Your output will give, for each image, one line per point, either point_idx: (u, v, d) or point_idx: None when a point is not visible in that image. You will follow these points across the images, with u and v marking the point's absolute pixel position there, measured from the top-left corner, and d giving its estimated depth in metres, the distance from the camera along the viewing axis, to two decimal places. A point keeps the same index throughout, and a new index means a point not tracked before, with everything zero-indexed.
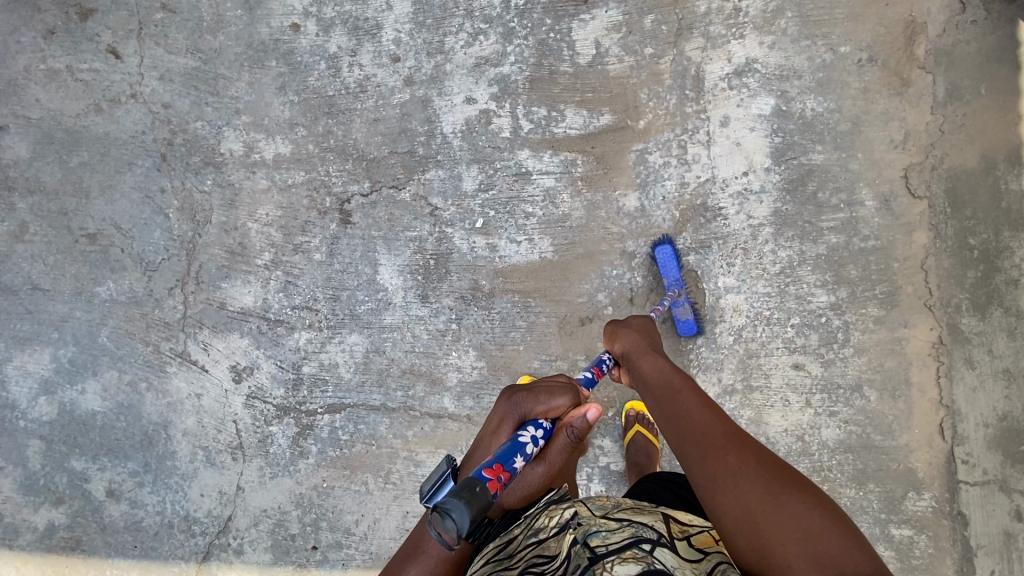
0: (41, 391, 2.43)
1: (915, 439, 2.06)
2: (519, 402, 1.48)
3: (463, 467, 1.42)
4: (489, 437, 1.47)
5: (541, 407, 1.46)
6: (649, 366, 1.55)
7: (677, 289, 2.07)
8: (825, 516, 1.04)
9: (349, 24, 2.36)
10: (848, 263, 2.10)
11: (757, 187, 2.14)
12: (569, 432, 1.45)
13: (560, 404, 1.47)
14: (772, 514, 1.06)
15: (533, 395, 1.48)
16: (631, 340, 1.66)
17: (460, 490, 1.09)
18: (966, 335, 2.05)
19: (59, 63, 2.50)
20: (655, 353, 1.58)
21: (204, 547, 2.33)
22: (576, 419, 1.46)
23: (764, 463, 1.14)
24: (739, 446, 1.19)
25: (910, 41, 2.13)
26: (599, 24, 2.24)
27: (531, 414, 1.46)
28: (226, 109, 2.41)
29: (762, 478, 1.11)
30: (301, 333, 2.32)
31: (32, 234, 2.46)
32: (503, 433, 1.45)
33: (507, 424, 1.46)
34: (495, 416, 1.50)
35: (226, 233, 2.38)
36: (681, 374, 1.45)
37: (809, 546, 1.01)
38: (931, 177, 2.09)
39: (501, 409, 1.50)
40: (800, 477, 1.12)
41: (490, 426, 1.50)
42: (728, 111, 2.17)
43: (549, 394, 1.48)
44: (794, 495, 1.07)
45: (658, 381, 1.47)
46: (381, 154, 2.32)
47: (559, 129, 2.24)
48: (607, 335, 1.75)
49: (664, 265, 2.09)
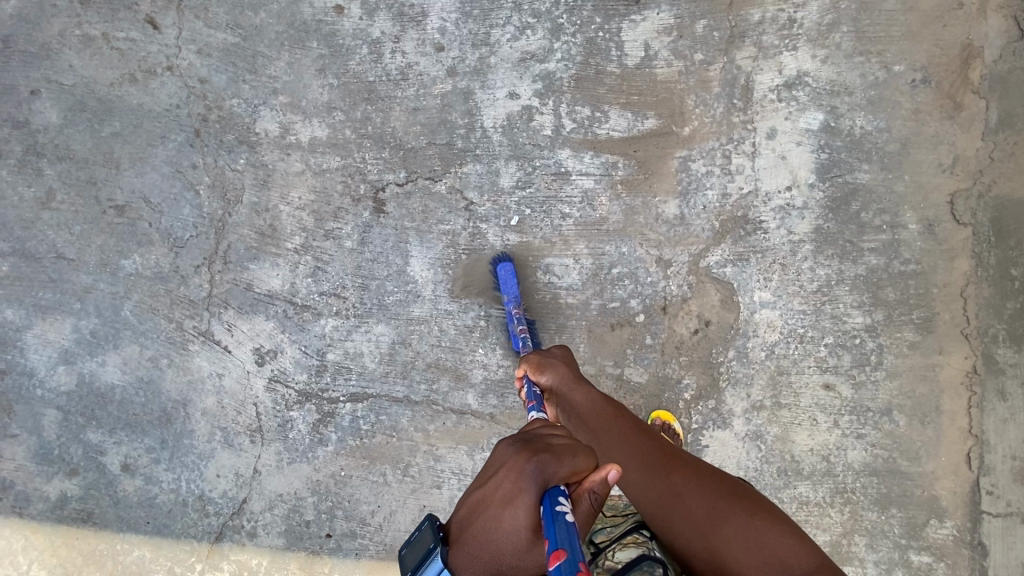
0: (61, 361, 2.41)
1: (942, 467, 2.05)
2: (539, 466, 1.11)
3: (463, 543, 1.09)
4: (499, 506, 1.10)
5: (565, 471, 1.12)
6: (584, 398, 1.51)
7: (516, 306, 2.14)
8: (763, 517, 1.17)
9: (394, 9, 2.32)
10: (886, 285, 2.07)
11: (800, 203, 2.11)
12: (591, 499, 1.12)
13: (584, 465, 1.15)
14: (720, 526, 1.16)
15: (554, 456, 1.13)
16: (558, 370, 1.59)
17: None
18: (1001, 366, 2.03)
19: (95, 29, 2.45)
20: (588, 386, 1.55)
21: (218, 527, 2.32)
22: (597, 483, 1.12)
23: (705, 479, 1.26)
24: (680, 465, 1.29)
25: (966, 64, 2.09)
26: (650, 25, 2.20)
27: (554, 481, 1.10)
28: (263, 88, 2.38)
29: (706, 494, 1.23)
30: (327, 320, 2.30)
31: (59, 202, 2.43)
32: (519, 505, 1.08)
33: (527, 494, 1.08)
34: (505, 480, 1.11)
35: (256, 214, 2.35)
36: (610, 401, 1.49)
37: (759, 551, 1.12)
38: (977, 205, 2.06)
39: (513, 473, 1.11)
40: (736, 486, 1.25)
41: (497, 490, 1.11)
42: (776, 124, 2.14)
43: (572, 453, 1.15)
44: (735, 505, 1.19)
45: (593, 415, 1.46)
46: (419, 144, 2.29)
47: (602, 130, 2.20)
48: (533, 366, 1.61)
49: (505, 281, 2.15)
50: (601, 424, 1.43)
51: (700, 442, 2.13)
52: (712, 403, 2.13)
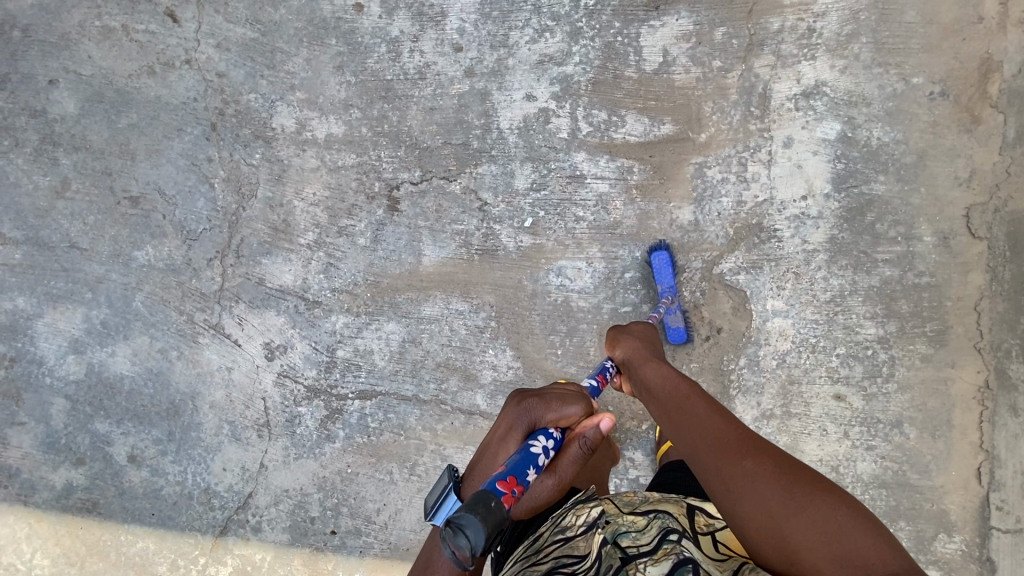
0: (71, 350, 2.41)
1: (951, 481, 2.04)
2: (528, 408, 1.45)
3: (470, 478, 1.39)
4: (497, 443, 1.44)
5: (552, 415, 1.44)
6: (655, 373, 1.61)
7: (670, 297, 2.09)
8: (847, 513, 1.05)
9: (414, 9, 2.32)
10: (900, 297, 2.07)
11: (815, 213, 2.11)
12: (580, 442, 1.41)
13: (571, 411, 1.45)
14: (794, 517, 1.06)
15: (545, 403, 1.46)
16: (630, 344, 1.77)
17: (475, 503, 1.01)
18: (1014, 382, 2.02)
19: (115, 21, 2.47)
20: (657, 361, 1.66)
21: (222, 520, 2.32)
22: (589, 430, 1.41)
23: (780, 464, 1.15)
24: (753, 448, 1.20)
25: (985, 78, 2.09)
26: (668, 31, 2.20)
27: (540, 422, 1.43)
28: (281, 83, 2.38)
29: (780, 480, 1.12)
30: (338, 316, 2.30)
31: (74, 192, 2.44)
32: (511, 440, 1.42)
33: (517, 430, 1.43)
34: (503, 423, 1.48)
35: (270, 209, 2.35)
36: (685, 378, 1.52)
37: (836, 548, 1.01)
38: (992, 219, 2.06)
39: (509, 416, 1.47)
40: (819, 477, 1.13)
41: (498, 432, 1.47)
42: (793, 133, 2.13)
43: (560, 401, 1.46)
44: (813, 496, 1.08)
45: (665, 391, 1.52)
46: (434, 144, 2.29)
47: (618, 135, 2.21)
48: (608, 342, 1.85)
49: (660, 270, 2.10)
50: (674, 399, 1.46)
51: None
52: (722, 410, 2.12)
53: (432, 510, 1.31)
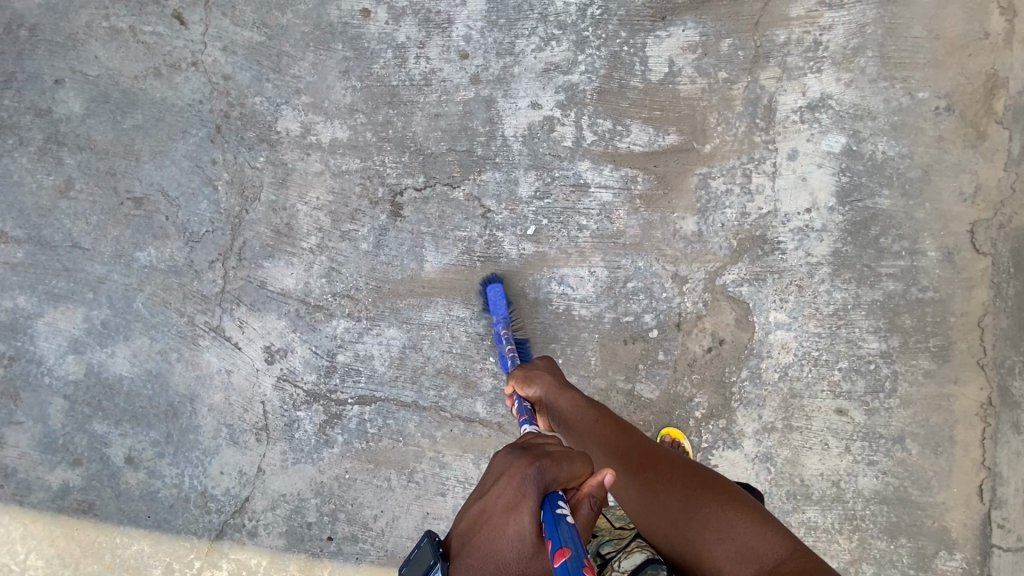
0: (70, 349, 2.41)
1: (953, 498, 2.02)
2: (540, 469, 1.07)
3: (462, 557, 1.02)
4: (499, 515, 1.04)
5: (566, 476, 1.07)
6: (568, 402, 1.54)
7: (505, 328, 2.13)
8: (736, 509, 1.15)
9: (420, 15, 2.33)
10: (904, 312, 2.06)
11: (819, 226, 2.11)
12: (591, 503, 1.08)
13: (583, 469, 1.10)
14: (693, 522, 1.16)
15: (554, 459, 1.09)
16: (544, 380, 1.63)
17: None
18: (1016, 399, 2.01)
19: (122, 22, 2.47)
20: (570, 390, 1.58)
21: (219, 524, 2.31)
22: (594, 487, 1.09)
23: (679, 473, 1.26)
24: (655, 461, 1.30)
25: (990, 94, 2.09)
26: (675, 42, 2.20)
27: (554, 486, 1.06)
28: (287, 87, 2.39)
29: (680, 488, 1.22)
30: (339, 321, 2.29)
31: (78, 191, 2.44)
32: (519, 512, 1.02)
33: (526, 498, 1.03)
34: (506, 486, 1.07)
35: (274, 212, 2.35)
36: (592, 403, 1.51)
37: (731, 543, 1.10)
38: (997, 236, 2.05)
39: (513, 478, 1.07)
40: (712, 481, 1.24)
41: (495, 496, 1.07)
42: (798, 145, 2.13)
43: (570, 457, 1.10)
44: (707, 498, 1.19)
45: (577, 418, 1.49)
46: (439, 150, 2.29)
47: (623, 144, 2.20)
48: (518, 380, 1.68)
49: (494, 303, 2.16)
50: (585, 428, 1.45)
51: (709, 461, 2.11)
52: (723, 422, 2.11)
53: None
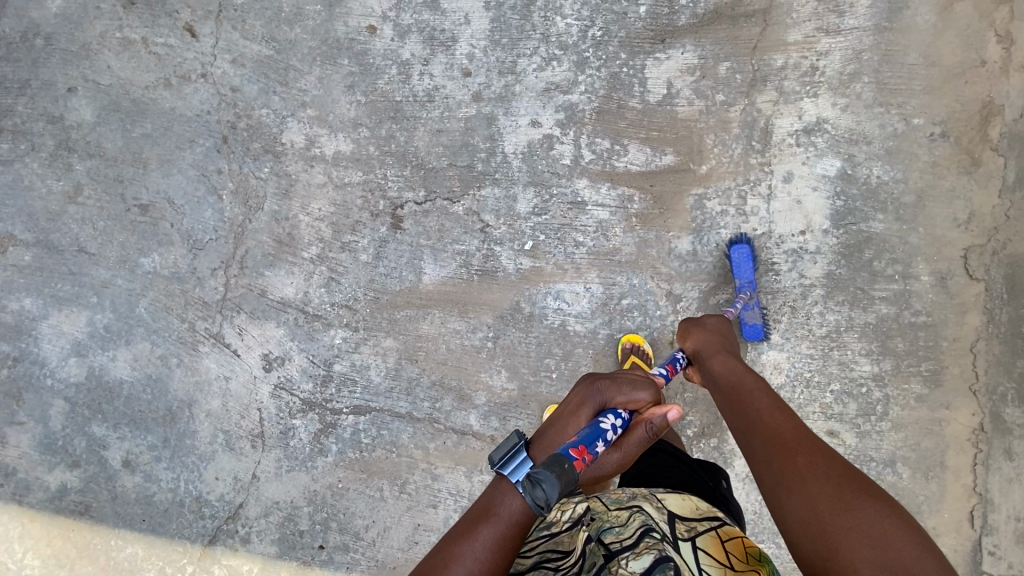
0: (73, 352, 2.45)
1: (944, 523, 2.02)
2: (602, 390, 1.53)
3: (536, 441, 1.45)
4: (566, 416, 1.50)
5: (622, 398, 1.52)
6: (721, 365, 1.61)
7: (749, 292, 2.07)
8: (899, 524, 1.03)
9: (425, 33, 2.38)
10: (896, 335, 2.07)
11: (813, 248, 2.13)
12: (647, 427, 1.50)
13: (644, 399, 1.52)
14: (839, 518, 1.07)
15: (616, 385, 1.54)
16: (700, 337, 1.76)
17: (551, 463, 1.26)
18: (1009, 426, 2.01)
19: (135, 34, 2.54)
20: (726, 353, 1.67)
21: (212, 530, 2.33)
22: (657, 417, 1.50)
23: (834, 467, 1.16)
24: (809, 449, 1.22)
25: (986, 122, 2.12)
26: (673, 64, 2.24)
27: (612, 403, 1.52)
28: (293, 100, 2.44)
29: (833, 482, 1.13)
30: (337, 330, 2.32)
31: (86, 197, 2.49)
32: (581, 415, 1.49)
33: (587, 407, 1.50)
34: (573, 399, 1.54)
35: (276, 222, 2.39)
36: (752, 374, 1.53)
37: (875, 550, 1.00)
38: (991, 261, 2.06)
39: (581, 392, 1.53)
40: (875, 487, 1.11)
41: (566, 406, 1.53)
42: (793, 168, 2.16)
43: (633, 387, 1.53)
44: (865, 502, 1.08)
45: (729, 381, 1.53)
46: (440, 165, 2.33)
47: (621, 163, 2.24)
48: (680, 333, 1.84)
49: (739, 265, 2.09)
50: (741, 396, 1.46)
51: None
52: (714, 441, 2.13)
53: (501, 461, 1.31)
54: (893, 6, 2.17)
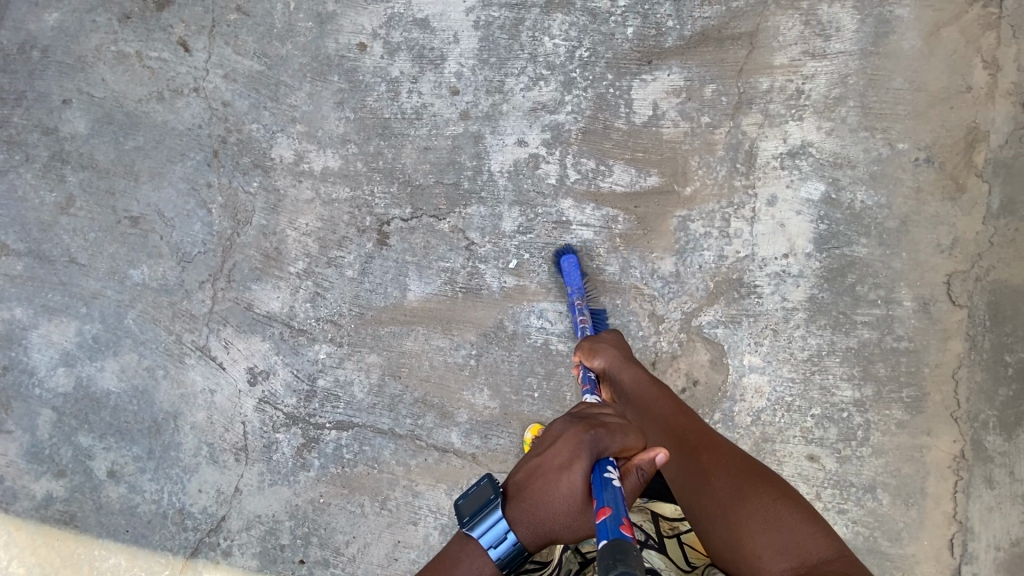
0: (61, 362, 2.47)
1: (923, 551, 2.01)
2: (596, 438, 1.27)
3: (518, 499, 1.22)
4: (555, 472, 1.25)
5: (617, 445, 1.28)
6: (631, 378, 1.66)
7: (579, 299, 2.14)
8: (787, 505, 1.25)
9: (415, 51, 2.39)
10: (878, 360, 2.07)
11: (795, 271, 2.13)
12: (638, 475, 1.26)
13: (634, 443, 1.31)
14: (740, 508, 1.25)
15: (608, 431, 1.30)
16: (608, 354, 1.74)
17: (622, 557, 0.90)
18: (990, 454, 2.00)
19: (130, 47, 2.56)
20: (634, 366, 1.69)
21: (194, 542, 2.34)
22: (645, 461, 1.27)
23: (734, 462, 1.35)
24: (712, 448, 1.39)
25: (971, 147, 2.11)
26: (659, 85, 2.25)
27: (606, 453, 1.26)
28: (283, 115, 2.46)
29: (735, 476, 1.32)
30: (321, 345, 2.34)
31: (78, 208, 2.52)
32: (575, 470, 1.23)
33: (580, 459, 1.24)
34: (562, 450, 1.27)
35: (264, 236, 2.41)
36: (654, 381, 1.64)
37: (773, 533, 1.20)
38: (974, 288, 2.06)
39: (574, 442, 1.27)
40: (763, 472, 1.32)
41: (552, 458, 1.27)
42: (777, 191, 2.16)
43: (624, 431, 1.31)
44: (759, 489, 1.28)
45: (636, 393, 1.62)
46: (427, 182, 2.34)
47: (605, 184, 2.25)
48: (584, 352, 1.78)
49: (568, 274, 2.17)
50: (647, 403, 1.58)
51: None
52: None
53: (471, 520, 1.17)
54: (879, 30, 2.17)
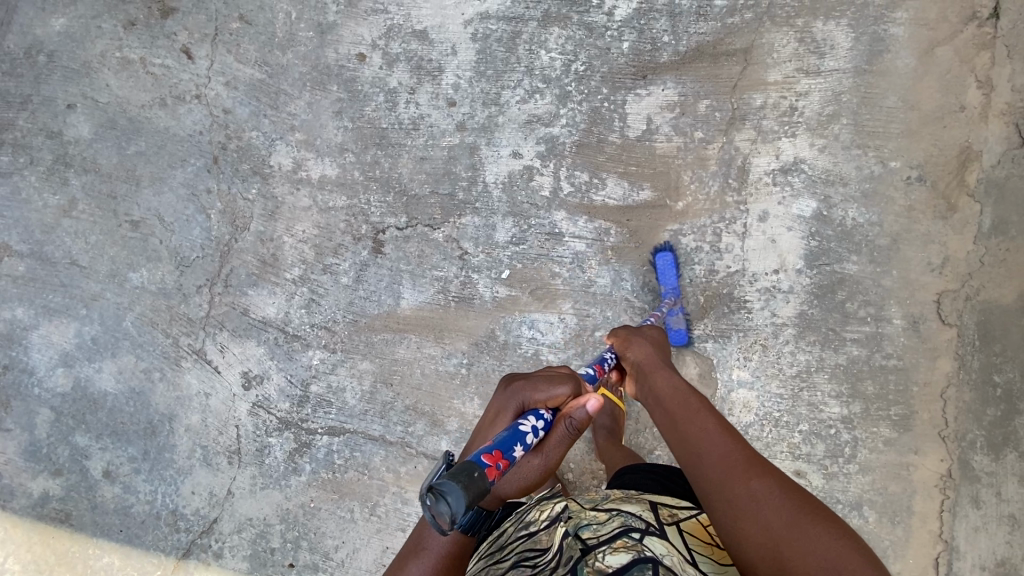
0: (60, 363, 2.50)
1: (908, 569, 2.02)
2: (517, 392, 1.52)
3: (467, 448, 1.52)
4: (489, 422, 1.53)
5: (540, 397, 1.50)
6: (667, 384, 1.60)
7: (673, 299, 2.11)
8: (852, 546, 1.08)
9: (413, 62, 2.42)
10: (866, 378, 2.08)
11: (786, 287, 2.14)
12: (567, 424, 1.47)
13: (563, 394, 1.51)
14: (795, 541, 1.09)
15: (534, 386, 1.53)
16: (643, 350, 1.78)
17: (460, 474, 1.07)
18: (977, 473, 2.01)
19: (134, 54, 2.60)
20: (668, 370, 1.67)
21: (186, 543, 2.37)
22: (575, 412, 1.47)
23: (787, 490, 1.18)
24: (763, 472, 1.22)
25: (963, 166, 2.11)
26: (654, 100, 2.27)
27: (530, 404, 1.50)
28: (282, 123, 2.49)
29: (787, 505, 1.15)
30: (315, 351, 2.37)
31: (80, 211, 2.56)
32: (502, 421, 1.49)
33: (506, 411, 1.51)
34: (495, 406, 1.56)
35: (261, 242, 2.44)
36: (696, 393, 1.52)
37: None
38: (964, 307, 2.06)
39: (502, 398, 1.54)
40: (824, 508, 1.15)
41: (490, 415, 1.56)
42: (769, 207, 2.18)
43: (552, 386, 1.52)
44: (819, 524, 1.11)
45: (674, 402, 1.51)
46: (422, 192, 2.37)
47: (598, 197, 2.27)
48: (621, 341, 1.86)
49: (663, 272, 2.14)
50: (685, 414, 1.45)
51: None
52: None
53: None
54: (874, 49, 2.18)
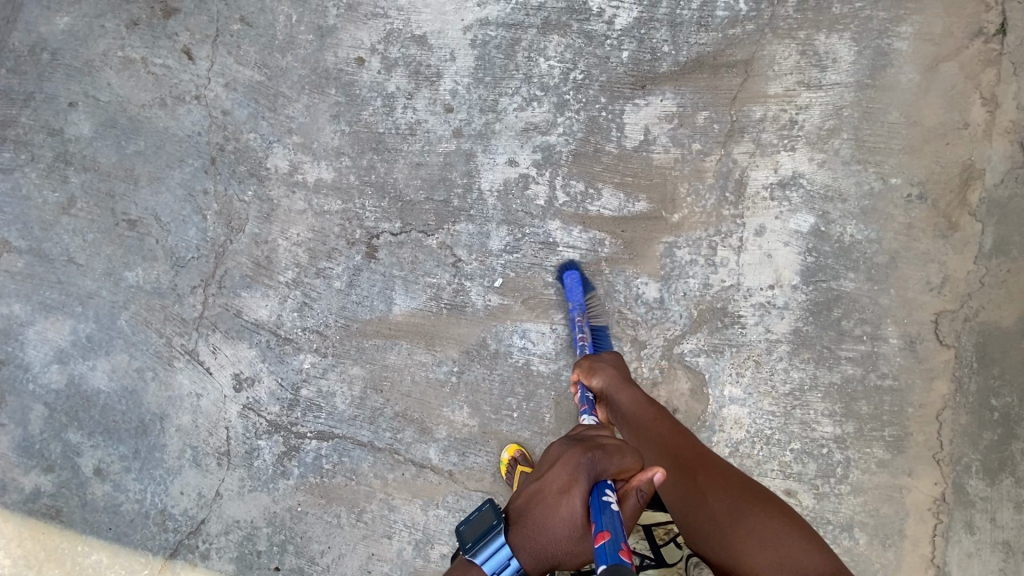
0: (55, 359, 2.51)
1: None
2: (594, 460, 1.25)
3: (518, 524, 1.21)
4: (555, 495, 1.23)
5: (615, 467, 1.25)
6: (629, 399, 1.66)
7: (580, 315, 2.14)
8: (783, 522, 1.24)
9: (411, 67, 2.41)
10: (860, 398, 2.04)
11: (781, 303, 2.11)
12: (637, 496, 1.24)
13: (631, 465, 1.26)
14: (737, 524, 1.26)
15: (606, 453, 1.27)
16: (607, 373, 1.75)
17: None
18: (971, 498, 1.97)
19: (136, 53, 2.61)
20: (633, 387, 1.70)
21: (174, 543, 2.37)
22: (644, 482, 1.24)
23: (727, 482, 1.36)
24: (707, 467, 1.40)
25: (965, 185, 2.08)
26: (652, 111, 2.25)
27: (605, 475, 1.24)
28: (280, 126, 2.49)
29: (729, 494, 1.33)
30: (306, 355, 2.37)
31: (78, 209, 2.56)
32: (573, 495, 1.21)
33: (579, 483, 1.22)
34: (561, 473, 1.26)
35: (256, 244, 2.45)
36: (652, 402, 1.65)
37: (771, 553, 1.19)
38: (962, 328, 2.03)
39: (572, 465, 1.25)
40: (759, 494, 1.33)
41: (553, 483, 1.25)
42: (766, 221, 2.15)
43: (621, 453, 1.27)
44: (757, 509, 1.28)
45: (634, 414, 1.62)
46: (417, 199, 2.36)
47: (593, 207, 2.25)
48: (584, 371, 1.80)
49: (571, 290, 2.18)
50: (643, 424, 1.59)
51: None
52: None
53: (474, 546, 1.14)
54: (877, 63, 2.14)
